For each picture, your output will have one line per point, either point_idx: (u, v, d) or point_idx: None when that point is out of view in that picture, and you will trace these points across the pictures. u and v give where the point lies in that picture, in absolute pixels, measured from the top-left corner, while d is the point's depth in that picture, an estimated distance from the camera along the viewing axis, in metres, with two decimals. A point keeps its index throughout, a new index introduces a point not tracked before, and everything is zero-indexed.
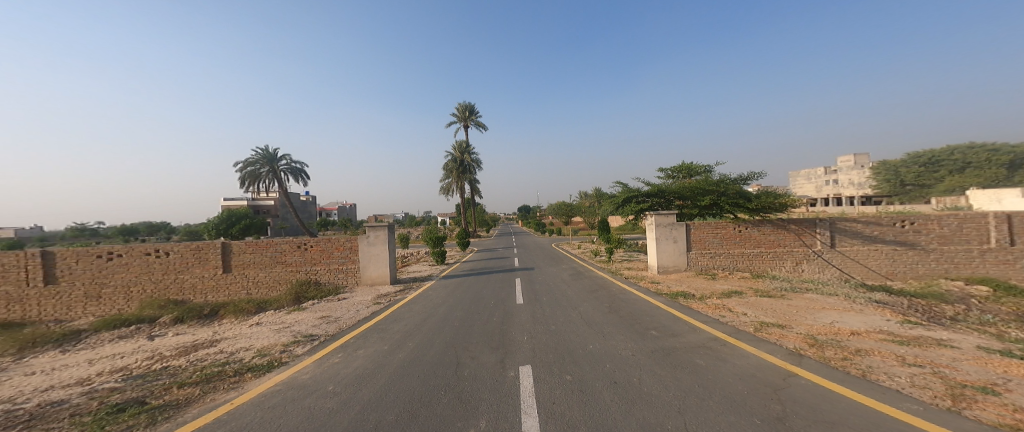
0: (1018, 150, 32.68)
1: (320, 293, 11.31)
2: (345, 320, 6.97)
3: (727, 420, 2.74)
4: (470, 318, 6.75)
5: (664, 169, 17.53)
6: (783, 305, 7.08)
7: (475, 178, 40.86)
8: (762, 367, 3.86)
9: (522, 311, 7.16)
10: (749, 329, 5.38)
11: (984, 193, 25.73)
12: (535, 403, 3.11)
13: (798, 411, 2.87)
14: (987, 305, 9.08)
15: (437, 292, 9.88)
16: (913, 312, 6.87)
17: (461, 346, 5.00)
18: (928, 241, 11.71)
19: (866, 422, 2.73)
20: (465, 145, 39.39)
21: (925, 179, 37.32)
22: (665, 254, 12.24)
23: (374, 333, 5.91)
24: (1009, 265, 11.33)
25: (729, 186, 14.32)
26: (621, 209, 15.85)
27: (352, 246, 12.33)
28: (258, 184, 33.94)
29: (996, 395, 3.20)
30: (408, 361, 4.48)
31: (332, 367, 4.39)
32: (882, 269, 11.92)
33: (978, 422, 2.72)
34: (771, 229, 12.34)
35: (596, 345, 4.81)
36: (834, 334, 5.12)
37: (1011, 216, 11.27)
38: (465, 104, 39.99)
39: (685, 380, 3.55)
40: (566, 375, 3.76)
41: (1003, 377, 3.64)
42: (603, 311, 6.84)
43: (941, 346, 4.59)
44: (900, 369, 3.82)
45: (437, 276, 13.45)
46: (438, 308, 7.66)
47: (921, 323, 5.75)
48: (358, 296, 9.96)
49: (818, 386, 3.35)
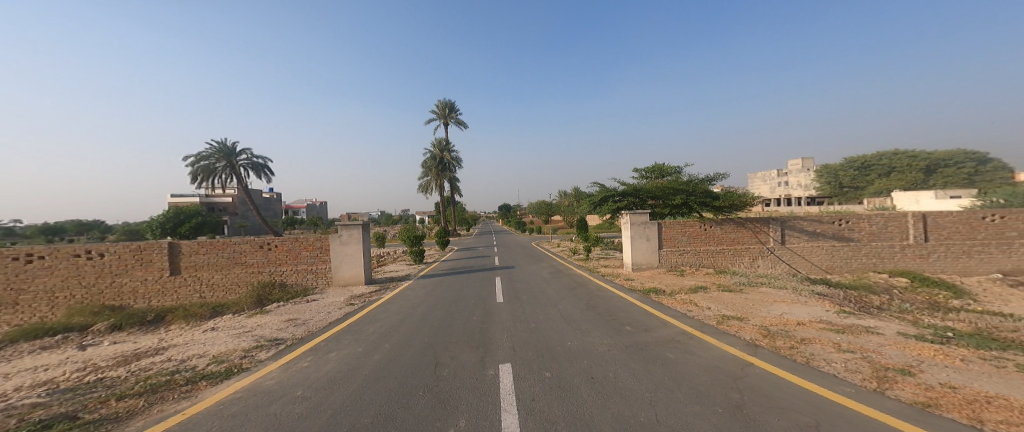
0: (932, 157, 37.13)
1: (285, 295, 10.71)
2: (314, 322, 6.66)
3: (694, 410, 2.91)
4: (451, 317, 6.67)
5: (638, 170, 18.14)
6: (741, 299, 7.58)
7: (454, 177, 40.10)
8: (724, 359, 4.11)
9: (503, 309, 7.17)
10: (712, 323, 5.71)
11: (904, 195, 29.00)
12: (515, 400, 3.13)
13: (754, 398, 3.09)
14: (905, 295, 10.24)
15: (411, 291, 9.68)
16: (847, 303, 7.61)
17: (441, 345, 4.94)
18: (860, 237, 12.96)
19: (811, 405, 2.98)
20: (445, 142, 38.73)
21: (859, 181, 41.39)
22: (639, 252, 12.66)
23: (348, 335, 5.72)
24: (924, 259, 12.81)
25: (696, 186, 15.09)
26: (598, 209, 16.26)
27: (323, 246, 11.77)
28: (213, 180, 31.53)
29: (912, 376, 3.61)
30: (387, 361, 4.39)
31: (300, 371, 4.19)
32: (823, 264, 13.05)
33: (897, 401, 3.07)
34: (732, 227, 13.14)
35: (574, 342, 4.92)
36: (784, 324, 5.55)
37: (925, 216, 12.78)
38: (444, 101, 39.15)
39: (657, 373, 3.72)
40: (545, 372, 3.82)
41: (918, 360, 4.12)
42: (581, 308, 7.01)
43: (871, 333, 5.09)
44: (836, 355, 4.22)
45: (413, 275, 13.16)
46: (416, 308, 7.49)
47: (855, 313, 6.36)
48: (326, 297, 9.51)
49: (770, 374, 3.64)
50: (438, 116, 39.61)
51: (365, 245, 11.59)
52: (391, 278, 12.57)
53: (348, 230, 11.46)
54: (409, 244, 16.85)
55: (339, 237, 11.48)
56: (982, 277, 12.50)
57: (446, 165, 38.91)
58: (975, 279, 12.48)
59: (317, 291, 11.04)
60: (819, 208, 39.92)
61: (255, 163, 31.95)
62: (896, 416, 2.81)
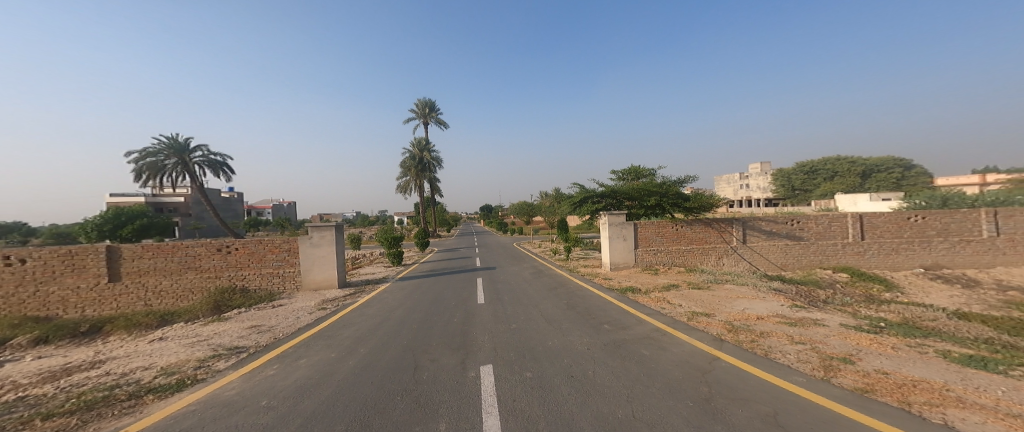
0: (868, 162, 41.09)
1: (246, 301, 9.99)
2: (280, 328, 6.30)
3: (667, 404, 3.02)
4: (430, 319, 6.52)
5: (615, 171, 18.55)
6: (708, 295, 7.97)
7: (434, 177, 39.00)
8: (694, 354, 4.31)
9: (484, 310, 7.11)
10: (683, 319, 5.97)
11: (844, 197, 31.80)
12: (496, 401, 3.12)
13: (721, 391, 3.26)
14: (846, 289, 11.23)
15: (385, 294, 9.39)
16: (799, 297, 8.22)
17: (420, 348, 4.82)
18: (810, 236, 14.02)
19: (770, 396, 3.19)
20: (424, 142, 37.76)
21: (808, 184, 44.77)
22: (616, 252, 13.07)
23: (318, 340, 5.45)
24: (860, 256, 14.07)
25: (670, 187, 15.65)
26: (577, 209, 16.54)
27: (290, 249, 11.12)
28: (161, 178, 29.02)
29: (853, 364, 3.96)
30: (363, 366, 4.24)
31: (265, 380, 3.95)
32: (779, 262, 14.00)
33: (841, 388, 3.36)
34: (700, 227, 13.76)
35: (555, 342, 4.96)
36: (745, 319, 5.89)
37: (861, 216, 14.06)
38: (424, 99, 38.14)
39: (633, 370, 3.82)
40: (526, 372, 3.82)
41: (858, 349, 4.52)
42: (561, 308, 7.08)
43: (819, 326, 5.53)
44: (790, 346, 4.54)
45: (391, 277, 12.76)
46: (393, 311, 7.27)
47: (805, 306, 6.87)
48: (295, 302, 9.00)
49: (735, 367, 3.85)
50: (418, 115, 38.60)
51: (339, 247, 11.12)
52: (368, 280, 12.12)
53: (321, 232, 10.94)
54: (387, 245, 16.20)
55: (309, 239, 10.93)
56: (907, 271, 13.93)
57: (425, 165, 37.84)
58: (902, 273, 13.88)
59: (283, 296, 10.41)
60: (774, 208, 42.86)
61: (211, 161, 29.73)
62: (842, 403, 3.07)
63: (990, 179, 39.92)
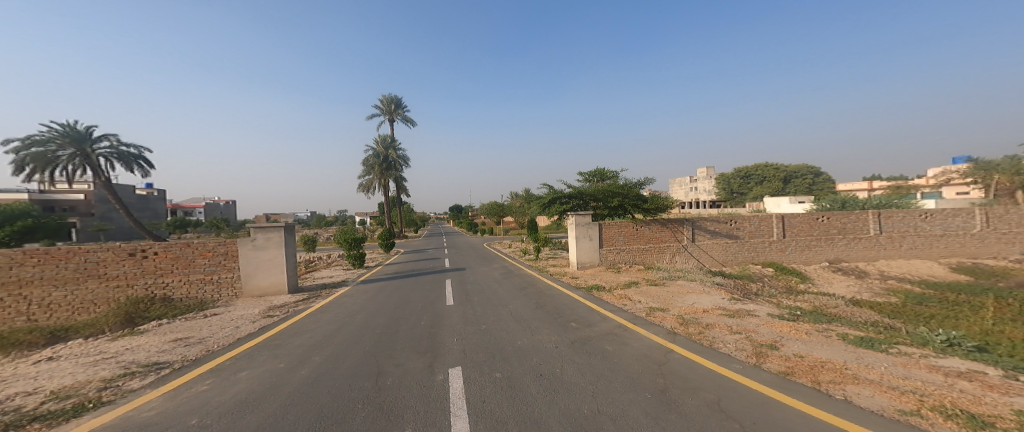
0: (788, 169, 46.71)
1: (168, 312, 8.81)
2: (215, 340, 5.69)
3: (629, 397, 3.15)
4: (395, 322, 6.25)
5: (582, 173, 19.00)
6: (664, 291, 8.44)
7: (401, 177, 37.00)
8: (652, 348, 4.54)
9: (452, 311, 6.94)
10: (642, 315, 6.27)
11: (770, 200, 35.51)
12: (465, 404, 3.06)
13: (675, 382, 3.47)
14: (771, 282, 12.58)
15: (340, 298, 8.83)
16: (736, 291, 9.03)
17: (384, 353, 4.60)
18: (744, 235, 15.43)
19: (716, 384, 3.46)
20: (390, 140, 35.79)
21: (743, 188, 49.25)
22: (583, 251, 13.36)
23: (262, 351, 4.99)
24: (782, 252, 15.75)
25: (630, 189, 16.38)
26: (546, 209, 16.91)
27: (226, 252, 10.03)
28: (53, 170, 24.93)
29: (777, 350, 4.43)
30: (319, 375, 3.95)
31: (195, 397, 3.55)
32: (720, 258, 15.24)
33: (768, 372, 3.75)
34: (658, 227, 14.48)
35: (524, 341, 4.97)
36: (694, 312, 6.33)
37: (781, 217, 15.78)
38: (390, 95, 36.33)
39: (598, 366, 3.94)
40: (496, 373, 3.79)
41: (781, 335, 5.06)
42: (531, 307, 7.11)
43: (752, 316, 6.10)
44: (729, 336, 4.97)
45: (352, 280, 12.01)
46: (353, 316, 6.86)
47: (741, 299, 7.55)
48: (233, 310, 8.15)
49: (687, 359, 4.12)
50: (382, 112, 36.64)
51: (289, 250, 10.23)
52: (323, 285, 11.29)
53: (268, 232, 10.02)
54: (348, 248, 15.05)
55: (251, 242, 9.96)
56: (816, 265, 15.87)
57: (391, 164, 35.88)
58: (812, 266, 15.79)
59: (215, 305, 9.35)
60: (716, 210, 46.76)
61: (122, 152, 26.02)
62: (771, 386, 3.42)
63: (877, 186, 47.01)
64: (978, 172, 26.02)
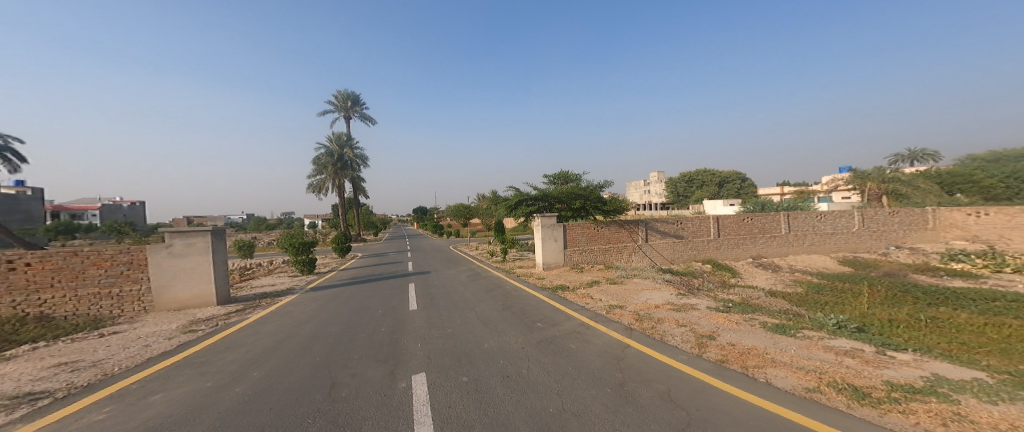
0: (723, 175, 51.40)
1: (48, 331, 7.44)
2: (120, 361, 4.99)
3: (591, 393, 3.25)
4: (353, 330, 5.90)
5: (547, 176, 19.25)
6: (622, 289, 8.80)
7: (358, 177, 35.01)
8: (611, 344, 4.72)
9: (415, 316, 6.70)
10: (603, 312, 6.49)
11: (709, 202, 38.64)
12: (428, 410, 2.97)
13: (631, 376, 3.63)
14: (709, 277, 13.68)
15: (286, 307, 8.14)
16: (682, 287, 9.69)
17: (341, 363, 4.33)
18: (688, 235, 16.61)
19: (668, 375, 3.68)
20: (344, 138, 33.72)
21: (688, 191, 53.22)
22: (548, 252, 13.48)
23: (182, 370, 4.45)
24: (717, 250, 17.17)
25: (592, 192, 16.86)
26: (513, 211, 17.18)
27: (128, 261, 8.79)
28: None
29: (714, 339, 4.83)
30: (264, 390, 3.62)
31: (96, 426, 3.09)
32: (669, 257, 16.24)
33: (707, 360, 4.08)
34: (616, 228, 15.03)
35: (491, 343, 4.92)
36: (648, 308, 6.68)
37: (717, 218, 17.23)
38: (346, 91, 34.33)
39: (563, 364, 4.02)
40: (462, 377, 3.72)
41: (717, 326, 5.53)
42: (498, 309, 7.07)
43: (695, 309, 6.59)
44: (676, 329, 5.32)
45: (301, 288, 11.12)
46: (306, 325, 6.38)
47: (687, 294, 8.13)
48: (140, 327, 7.14)
49: (643, 353, 4.33)
50: (337, 109, 34.42)
51: (216, 256, 9.25)
52: (264, 294, 10.33)
53: (190, 237, 8.96)
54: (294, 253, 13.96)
55: (165, 249, 8.86)
56: (743, 261, 17.54)
57: (346, 164, 33.83)
58: (739, 262, 17.43)
59: (115, 320, 8.17)
60: (664, 212, 50.02)
61: None
62: (709, 374, 3.72)
63: (786, 191, 53.72)
64: (857, 181, 30.88)
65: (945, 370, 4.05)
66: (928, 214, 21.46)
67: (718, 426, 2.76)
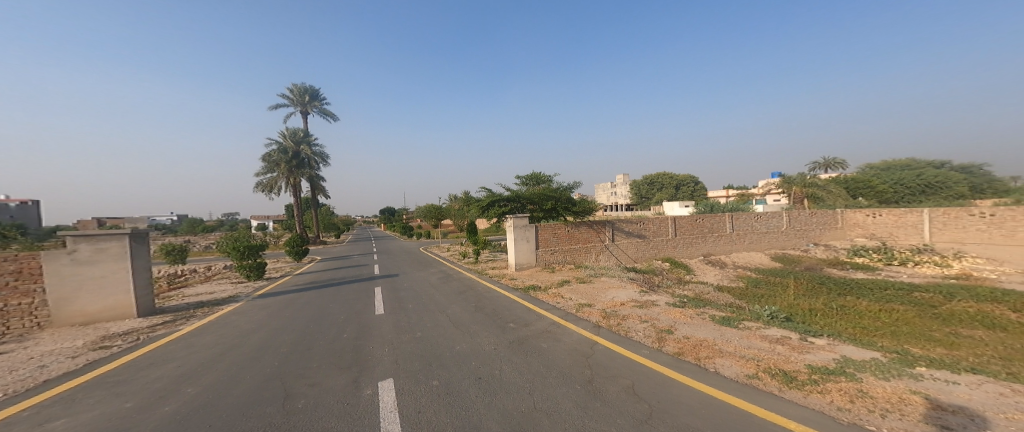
0: (679, 178, 54.35)
1: None
2: (16, 385, 4.35)
3: (562, 391, 3.30)
4: (314, 338, 5.59)
5: (519, 176, 19.21)
6: (591, 288, 9.01)
7: (314, 175, 33.28)
8: (581, 342, 4.81)
9: (383, 321, 6.46)
10: (572, 311, 6.61)
11: (667, 204, 40.62)
12: (396, 417, 2.88)
13: (599, 372, 3.73)
14: (668, 275, 14.37)
15: (238, 316, 7.59)
16: (645, 284, 10.08)
17: (300, 373, 4.09)
18: (650, 234, 17.33)
19: (633, 369, 3.82)
20: (299, 134, 31.90)
21: (649, 194, 55.68)
22: (521, 253, 13.49)
23: (91, 393, 3.96)
24: (675, 249, 18.09)
25: (563, 193, 17.09)
26: (486, 212, 17.04)
27: (15, 270, 7.00)
28: None
29: (672, 333, 5.08)
30: (209, 407, 3.35)
31: None
32: (633, 256, 16.85)
33: (665, 354, 4.29)
34: (586, 228, 15.36)
35: (462, 345, 4.85)
36: (615, 306, 6.89)
37: (675, 219, 18.14)
38: (302, 84, 32.49)
39: (535, 364, 4.04)
40: (432, 381, 3.64)
41: (674, 320, 5.82)
42: (470, 311, 6.98)
43: (656, 305, 6.89)
44: (639, 325, 5.53)
45: (246, 295, 10.31)
46: (261, 334, 5.98)
47: (649, 291, 8.47)
48: (34, 346, 6.11)
49: (610, 349, 4.46)
50: (292, 102, 32.51)
51: (140, 263, 8.11)
52: (205, 303, 9.45)
53: (104, 242, 7.58)
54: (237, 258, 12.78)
55: (68, 256, 7.34)
56: (696, 258, 18.58)
57: (301, 161, 32.02)
58: (692, 260, 18.44)
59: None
60: (627, 213, 51.95)
61: None
62: (668, 366, 3.90)
63: (731, 193, 57.94)
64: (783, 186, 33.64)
65: (851, 352, 4.56)
66: (836, 214, 24.09)
67: (677, 416, 2.90)
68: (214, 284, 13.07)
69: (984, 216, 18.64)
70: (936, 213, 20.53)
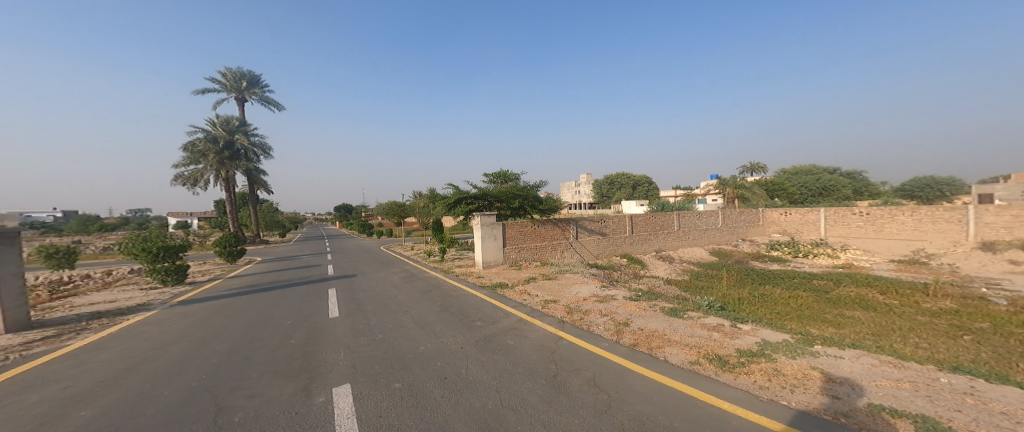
0: (637, 179, 56.92)
1: None
2: None
3: (527, 386, 3.33)
4: (262, 345, 5.21)
5: (486, 174, 19.07)
6: (556, 284, 9.17)
7: (250, 168, 30.72)
8: (547, 337, 4.88)
9: (339, 324, 6.15)
10: (538, 307, 6.69)
11: (626, 203, 42.37)
12: (354, 424, 2.76)
13: (564, 366, 3.80)
14: (626, 270, 14.96)
15: (170, 325, 6.89)
16: (606, 280, 10.42)
17: (245, 383, 3.79)
18: (610, 232, 17.95)
19: (596, 362, 3.93)
20: (232, 123, 29.35)
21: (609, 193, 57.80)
22: (488, 250, 13.41)
23: None
24: (632, 246, 18.90)
25: (530, 191, 17.22)
26: (452, 210, 16.79)
27: None
28: None
29: (629, 325, 5.30)
30: (122, 429, 2.99)
31: None
32: (595, 253, 17.35)
33: (622, 345, 4.47)
34: (551, 226, 15.60)
35: (426, 346, 4.75)
36: (579, 301, 7.06)
37: (632, 217, 18.95)
38: (238, 69, 29.98)
39: (501, 361, 4.04)
40: (394, 383, 3.52)
41: (630, 313, 6.07)
42: (435, 310, 6.84)
43: (615, 300, 7.15)
44: (599, 319, 5.71)
45: (160, 303, 9.16)
46: (200, 344, 5.48)
47: (611, 286, 8.77)
48: None
49: (573, 343, 4.56)
50: (224, 88, 29.92)
51: (6, 268, 6.57)
52: (105, 312, 8.18)
53: None
54: (147, 261, 11.47)
55: None
56: (649, 254, 19.55)
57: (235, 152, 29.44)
58: (645, 255, 19.35)
59: None
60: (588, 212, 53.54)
61: None
62: (625, 357, 4.08)
63: (677, 193, 61.84)
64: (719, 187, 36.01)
65: (767, 335, 5.02)
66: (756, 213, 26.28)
67: (635, 404, 3.03)
68: (116, 292, 11.37)
69: (862, 215, 21.84)
70: (828, 212, 23.53)
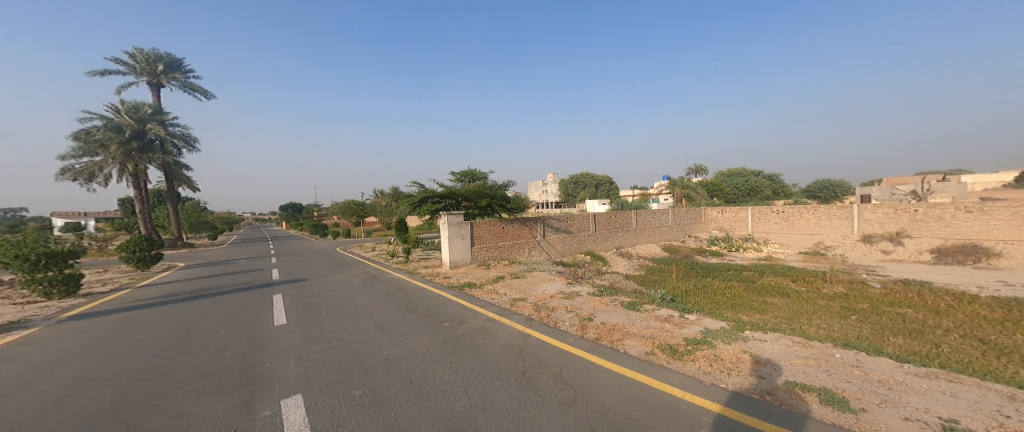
0: (600, 179, 58.70)
1: None
2: None
3: (496, 385, 3.34)
4: (204, 358, 4.80)
5: (454, 172, 18.79)
6: (523, 283, 9.23)
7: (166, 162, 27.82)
8: (515, 336, 4.91)
9: (293, 332, 5.81)
10: (506, 306, 6.72)
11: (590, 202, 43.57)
12: None
13: (532, 363, 3.85)
14: (590, 267, 15.37)
15: (93, 339, 6.18)
16: (571, 277, 10.64)
17: (184, 402, 3.48)
18: (575, 230, 18.35)
19: (562, 357, 4.02)
20: (144, 110, 26.62)
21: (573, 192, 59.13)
22: (456, 250, 13.24)
23: None
24: (595, 243, 19.46)
25: (497, 190, 17.21)
26: (418, 209, 16.44)
27: None
28: None
29: (592, 320, 5.46)
30: None
31: None
32: (561, 251, 17.67)
33: (584, 340, 4.60)
34: (518, 224, 15.68)
35: (390, 350, 4.61)
36: (546, 298, 7.16)
37: (596, 216, 19.51)
38: (154, 51, 27.55)
39: (470, 361, 4.02)
40: (355, 391, 3.40)
41: (593, 309, 6.24)
42: (400, 313, 6.66)
43: (579, 296, 7.33)
44: (564, 315, 5.83)
45: (43, 320, 7.86)
46: (131, 360, 4.95)
47: (576, 283, 8.97)
48: None
49: (540, 340, 4.63)
50: (136, 70, 27.22)
51: None
52: None
53: None
54: (23, 271, 9.61)
55: None
56: (610, 250, 20.22)
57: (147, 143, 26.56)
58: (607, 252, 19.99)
59: None
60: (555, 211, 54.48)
61: None
62: (589, 351, 4.19)
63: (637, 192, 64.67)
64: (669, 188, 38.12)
65: (708, 323, 5.37)
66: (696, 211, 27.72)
67: (599, 396, 3.13)
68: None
69: (778, 213, 24.12)
70: (752, 210, 25.58)
